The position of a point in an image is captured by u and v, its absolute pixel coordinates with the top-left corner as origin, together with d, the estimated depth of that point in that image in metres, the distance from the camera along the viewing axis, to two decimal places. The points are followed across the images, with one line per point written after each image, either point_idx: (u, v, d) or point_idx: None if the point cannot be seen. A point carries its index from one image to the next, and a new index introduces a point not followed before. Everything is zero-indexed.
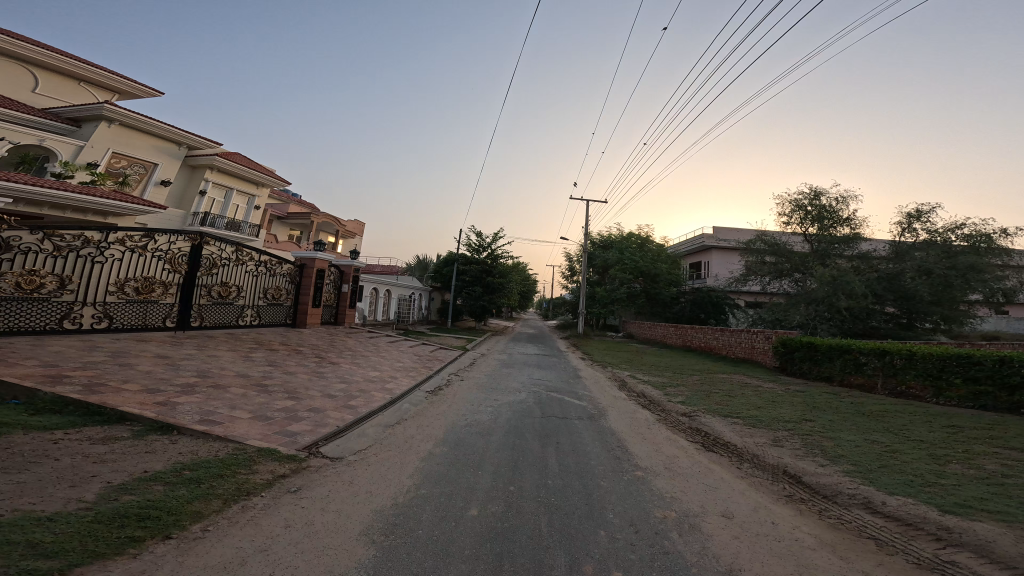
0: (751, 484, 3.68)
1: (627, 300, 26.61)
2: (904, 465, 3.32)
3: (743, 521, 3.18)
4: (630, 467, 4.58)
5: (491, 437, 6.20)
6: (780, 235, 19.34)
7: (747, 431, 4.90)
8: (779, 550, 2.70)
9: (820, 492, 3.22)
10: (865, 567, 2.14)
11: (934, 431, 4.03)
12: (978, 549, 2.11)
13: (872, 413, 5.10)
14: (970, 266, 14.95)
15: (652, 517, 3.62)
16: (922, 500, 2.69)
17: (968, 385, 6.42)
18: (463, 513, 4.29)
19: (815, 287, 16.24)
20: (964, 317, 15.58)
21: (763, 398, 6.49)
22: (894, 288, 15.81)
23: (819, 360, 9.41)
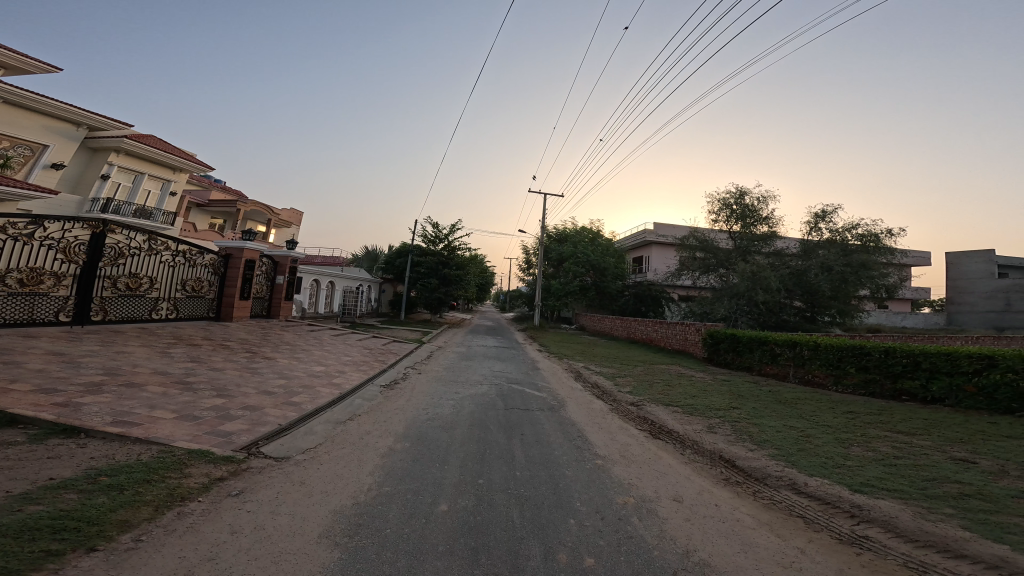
0: (694, 469, 4.23)
1: (579, 294, 27.81)
2: (818, 448, 4.02)
3: (692, 504, 3.68)
4: (590, 455, 4.99)
5: (455, 430, 6.34)
6: (708, 232, 20.94)
7: (685, 419, 5.54)
8: (725, 529, 3.19)
9: (752, 475, 3.83)
10: (801, 544, 2.70)
11: (838, 418, 4.86)
12: (885, 524, 2.69)
13: (787, 401, 5.98)
14: (861, 264, 17.71)
15: (615, 503, 4.02)
16: (836, 480, 3.33)
17: (860, 373, 7.57)
18: (432, 508, 4.35)
19: (737, 282, 18.04)
20: (853, 310, 18.28)
21: (698, 387, 7.29)
22: (802, 283, 18.20)
23: (741, 351, 10.67)
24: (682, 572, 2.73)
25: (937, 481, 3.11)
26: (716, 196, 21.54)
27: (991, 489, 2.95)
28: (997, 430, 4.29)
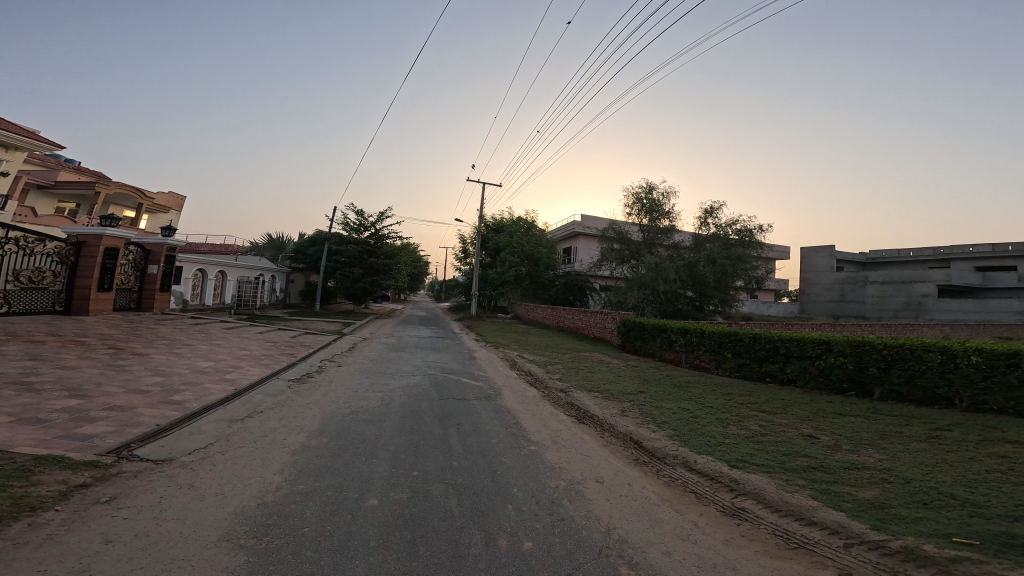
0: (610, 451, 4.84)
1: (513, 284, 28.01)
2: (704, 428, 4.83)
3: (611, 484, 4.16)
4: (526, 443, 5.33)
5: (383, 423, 6.21)
6: (623, 224, 22.70)
7: (604, 403, 6.20)
8: (637, 506, 3.71)
9: (655, 454, 4.52)
10: (694, 516, 3.41)
11: (719, 399, 5.85)
12: (755, 497, 3.46)
13: (681, 384, 6.96)
14: (739, 257, 20.59)
15: (547, 487, 4.24)
16: (718, 457, 4.14)
17: (734, 358, 9.01)
18: (359, 504, 3.98)
19: (644, 273, 19.92)
20: (731, 298, 21.08)
21: (612, 371, 8.14)
22: (693, 274, 20.69)
23: (647, 337, 12.05)
24: (606, 549, 3.13)
25: (793, 456, 3.99)
26: (630, 190, 23.22)
27: (830, 461, 3.85)
28: (832, 408, 5.48)
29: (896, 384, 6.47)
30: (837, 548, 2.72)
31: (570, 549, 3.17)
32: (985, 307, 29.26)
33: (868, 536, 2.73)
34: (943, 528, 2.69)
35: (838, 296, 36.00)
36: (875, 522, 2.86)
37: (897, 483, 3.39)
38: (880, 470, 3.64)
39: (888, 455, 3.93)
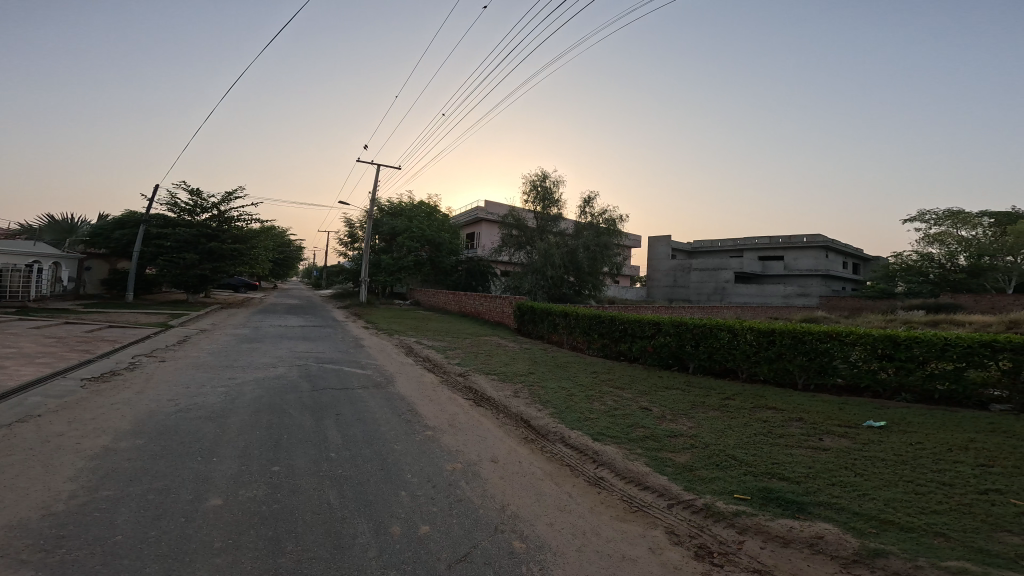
0: (505, 432, 5.27)
1: (414, 270, 27.90)
2: (578, 405, 5.62)
3: (505, 463, 4.53)
4: (421, 428, 5.40)
5: (227, 420, 5.49)
6: (520, 211, 24.25)
7: (499, 386, 6.80)
8: (526, 481, 4.14)
9: (541, 432, 5.08)
10: (568, 486, 3.98)
11: (588, 377, 6.86)
12: (613, 465, 4.18)
13: (560, 364, 7.98)
14: (607, 244, 22.85)
15: (444, 470, 4.39)
16: (585, 431, 4.86)
17: (599, 339, 10.41)
18: (197, 505, 3.56)
19: (536, 259, 22.43)
20: (602, 284, 23.21)
21: (503, 358, 9.00)
22: (573, 260, 22.49)
23: (537, 321, 13.23)
24: (501, 526, 3.46)
25: (635, 427, 4.91)
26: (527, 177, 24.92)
27: (658, 430, 4.84)
28: (661, 382, 6.83)
29: (703, 359, 8.33)
30: (664, 508, 3.52)
31: (469, 528, 3.40)
32: (762, 290, 38.85)
33: (682, 496, 3.59)
34: (729, 487, 3.69)
35: (671, 281, 43.56)
36: (689, 484, 3.77)
37: (700, 447, 4.50)
38: (690, 436, 4.74)
39: (696, 423, 5.11)
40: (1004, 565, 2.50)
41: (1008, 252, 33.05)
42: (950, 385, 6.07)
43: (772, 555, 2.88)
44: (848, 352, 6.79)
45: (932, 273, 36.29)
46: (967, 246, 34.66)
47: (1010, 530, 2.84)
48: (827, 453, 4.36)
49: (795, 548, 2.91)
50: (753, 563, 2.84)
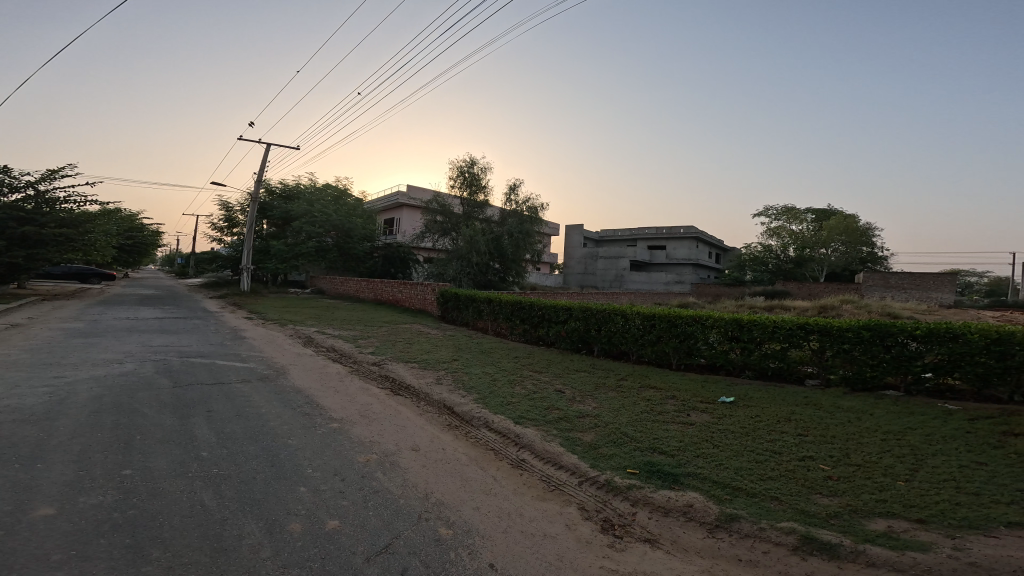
0: (427, 419, 5.63)
1: (315, 257, 26.20)
2: (500, 390, 6.32)
3: (426, 450, 4.73)
4: (323, 422, 5.33)
5: (58, 421, 4.71)
6: (446, 196, 24.32)
7: (420, 374, 7.42)
8: (449, 467, 4.39)
9: (465, 418, 5.55)
10: (493, 470, 4.33)
11: (512, 361, 7.99)
12: (532, 447, 4.66)
13: (485, 350, 9.38)
14: (529, 231, 23.60)
15: (357, 463, 4.38)
16: (507, 415, 5.40)
17: (521, 325, 11.28)
18: (20, 517, 3.11)
19: (461, 246, 22.88)
20: (524, 269, 24.17)
21: (422, 347, 9.81)
22: (497, 247, 23.19)
23: (462, 307, 14.07)
24: (424, 514, 3.58)
25: (551, 409, 5.51)
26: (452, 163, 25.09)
27: (570, 411, 5.47)
28: (573, 364, 7.58)
29: (604, 341, 9.40)
30: (575, 485, 4.01)
31: (390, 520, 3.46)
32: (650, 277, 43.74)
33: (589, 473, 4.11)
34: (623, 463, 4.31)
35: (583, 268, 46.86)
36: (593, 461, 4.32)
37: (603, 425, 5.15)
38: (594, 415, 5.40)
39: (600, 403, 5.79)
40: (818, 523, 3.32)
41: (820, 244, 41.66)
42: (778, 362, 7.61)
43: (658, 524, 3.45)
44: (707, 335, 8.20)
45: (769, 261, 44.18)
46: (795, 238, 42.70)
47: (821, 493, 3.79)
48: (693, 428, 5.33)
49: (674, 516, 3.53)
50: (645, 532, 3.36)
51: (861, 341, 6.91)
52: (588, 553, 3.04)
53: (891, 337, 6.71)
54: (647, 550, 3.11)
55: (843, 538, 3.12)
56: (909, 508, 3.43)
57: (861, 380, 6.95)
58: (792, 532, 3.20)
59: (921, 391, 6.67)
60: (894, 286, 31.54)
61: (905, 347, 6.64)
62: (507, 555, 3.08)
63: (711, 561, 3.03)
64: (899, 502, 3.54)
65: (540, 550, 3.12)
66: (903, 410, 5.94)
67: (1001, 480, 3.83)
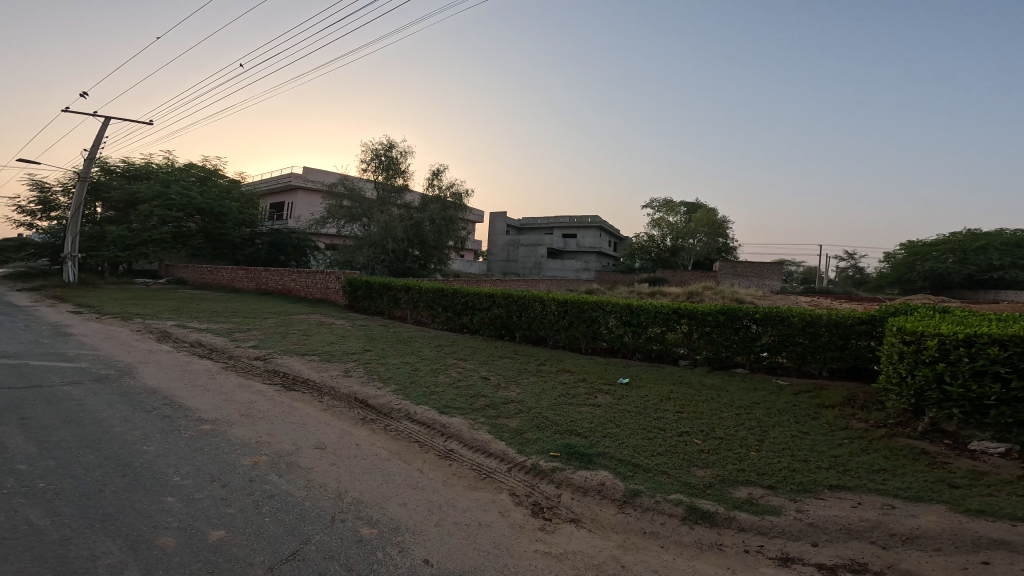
0: (333, 415, 5.84)
1: (172, 244, 23.22)
2: (422, 379, 6.98)
3: (334, 449, 4.81)
4: (191, 424, 5.17)
5: None
6: (358, 180, 23.50)
7: (324, 367, 7.72)
8: (365, 463, 4.51)
9: (382, 411, 5.87)
10: (418, 463, 4.57)
11: (433, 350, 8.94)
12: (459, 437, 5.01)
13: (404, 339, 10.21)
14: (452, 220, 23.31)
15: (243, 466, 4.29)
16: (431, 405, 5.85)
17: (444, 313, 11.93)
18: None
19: (374, 232, 21.75)
20: (446, 257, 23.93)
21: (326, 339, 9.97)
22: (418, 234, 22.51)
23: (375, 296, 14.60)
24: (339, 515, 3.55)
25: (477, 398, 6.06)
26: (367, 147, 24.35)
27: (496, 399, 6.00)
28: (498, 352, 8.56)
29: (525, 328, 10.09)
30: (505, 472, 4.35)
31: (297, 524, 3.37)
32: (564, 265, 46.00)
33: (518, 460, 4.48)
34: (546, 446, 4.73)
35: (506, 256, 48.28)
36: (520, 447, 4.71)
37: (526, 410, 5.64)
38: (519, 402, 5.92)
39: (523, 389, 6.39)
40: (698, 493, 4.05)
41: (689, 235, 48.10)
42: (660, 344, 8.74)
43: (580, 504, 3.88)
44: (607, 320, 9.13)
45: (652, 250, 49.65)
46: (671, 229, 48.79)
47: (698, 465, 4.60)
48: (601, 408, 5.97)
49: (591, 495, 3.99)
50: (569, 512, 3.74)
51: (718, 324, 8.26)
52: (523, 539, 3.32)
53: (739, 320, 8.11)
54: (574, 529, 3.50)
55: (717, 505, 3.86)
56: (761, 476, 4.37)
57: (718, 359, 8.28)
58: (681, 504, 3.85)
59: (761, 367, 8.12)
60: (740, 273, 37.97)
61: (748, 329, 8.05)
62: (441, 549, 3.18)
63: (625, 535, 3.50)
64: (754, 470, 4.47)
65: (477, 539, 3.30)
66: (750, 385, 7.37)
67: (818, 447, 5.04)
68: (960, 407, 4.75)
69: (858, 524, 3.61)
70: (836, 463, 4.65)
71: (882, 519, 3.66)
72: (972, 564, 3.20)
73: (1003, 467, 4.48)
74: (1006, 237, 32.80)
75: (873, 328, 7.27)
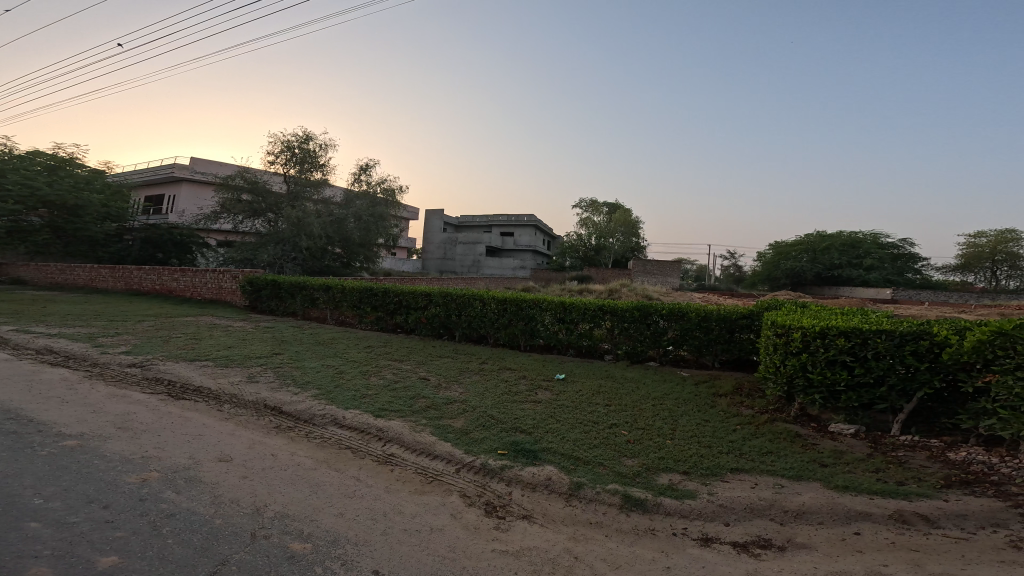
0: (238, 424, 5.39)
1: (6, 240, 19.79)
2: (347, 382, 6.68)
3: (243, 461, 4.45)
4: (54, 441, 4.48)
5: None
6: (261, 174, 21.17)
7: (222, 373, 7.02)
8: (286, 474, 4.25)
9: (301, 417, 5.54)
10: (353, 470, 4.42)
11: (361, 351, 8.62)
12: (399, 441, 4.93)
13: (325, 341, 9.64)
14: (382, 215, 22.25)
15: (128, 484, 3.81)
16: (363, 409, 5.65)
17: (372, 312, 11.54)
18: None
19: (283, 229, 20.08)
20: (374, 255, 23.00)
21: (221, 343, 9.06)
22: (340, 231, 21.26)
23: (283, 296, 13.65)
24: (261, 531, 3.32)
25: (418, 399, 6.00)
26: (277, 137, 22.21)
27: (438, 400, 6.00)
28: (438, 352, 8.52)
29: (466, 326, 10.11)
30: (454, 473, 4.39)
31: (211, 544, 3.10)
32: (503, 263, 46.69)
33: (465, 460, 4.55)
34: (493, 445, 4.85)
35: (443, 254, 48.34)
36: (468, 447, 4.78)
37: (471, 410, 5.72)
38: (462, 402, 5.98)
39: (467, 389, 6.46)
40: (631, 482, 4.43)
41: (611, 235, 51.47)
42: (589, 340, 9.28)
43: (529, 500, 4.05)
44: (545, 316, 9.48)
45: (581, 249, 52.09)
46: (595, 228, 51.47)
47: (627, 455, 5.02)
48: (542, 405, 6.23)
49: (540, 491, 4.19)
50: (520, 509, 3.90)
51: (633, 320, 9.02)
52: (479, 539, 3.41)
53: (651, 315, 8.92)
54: (526, 526, 3.66)
55: (647, 492, 4.28)
56: (678, 463, 4.90)
57: (636, 353, 9.03)
58: (617, 493, 4.20)
59: (668, 359, 9.00)
60: (651, 271, 41.26)
61: (658, 325, 8.90)
62: (392, 557, 3.13)
63: (574, 527, 3.74)
64: (673, 458, 5.01)
65: (430, 545, 3.30)
66: (661, 377, 8.18)
67: (718, 433, 5.78)
68: (820, 392, 5.74)
69: (759, 503, 4.24)
70: (735, 447, 5.38)
71: (775, 497, 4.33)
72: (848, 535, 3.93)
73: (854, 445, 5.46)
74: (844, 237, 39.85)
75: (752, 322, 8.29)
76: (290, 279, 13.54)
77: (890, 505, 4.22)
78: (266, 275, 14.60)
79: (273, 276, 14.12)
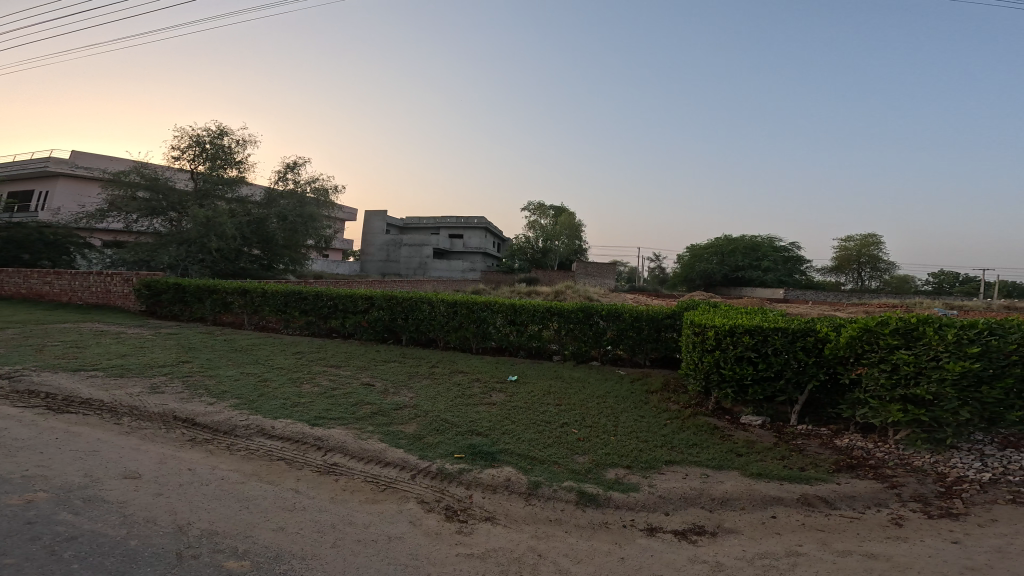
0: (144, 438, 4.87)
1: None
2: (274, 391, 6.27)
3: (155, 477, 4.04)
4: None
5: None
6: (164, 170, 19.57)
7: (119, 385, 6.25)
8: (211, 489, 3.92)
9: (220, 429, 5.12)
10: (291, 482, 4.19)
11: (287, 357, 8.13)
12: (342, 449, 4.74)
13: (242, 347, 8.96)
14: (311, 216, 21.10)
15: (9, 507, 3.33)
16: (297, 418, 5.35)
17: (301, 317, 10.92)
18: None
19: (189, 228, 18.24)
20: (301, 258, 21.81)
21: (113, 351, 8.08)
22: (259, 231, 20.23)
23: (189, 300, 12.43)
24: (188, 550, 3.05)
25: (362, 406, 5.81)
26: (187, 133, 20.60)
27: (385, 405, 5.85)
28: (382, 356, 8.25)
29: (413, 330, 9.91)
30: (408, 480, 4.31)
31: (129, 567, 2.80)
32: (451, 265, 45.40)
33: (420, 465, 4.48)
34: (449, 449, 4.82)
35: (385, 256, 46.98)
36: (422, 452, 4.72)
37: (423, 415, 5.63)
38: (413, 406, 5.88)
39: (417, 394, 6.36)
40: (583, 479, 4.62)
41: (556, 238, 53.13)
42: (537, 342, 9.49)
43: (490, 502, 4.09)
44: (495, 318, 9.56)
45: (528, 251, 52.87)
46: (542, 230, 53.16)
47: (576, 453, 5.21)
48: (497, 407, 6.29)
49: (501, 493, 4.24)
50: (482, 512, 3.92)
51: (577, 322, 9.37)
52: (442, 545, 3.39)
53: (591, 317, 9.31)
54: (490, 527, 3.71)
55: (596, 488, 4.49)
56: (620, 458, 5.18)
57: (581, 354, 9.40)
58: (573, 490, 4.37)
59: (608, 359, 9.42)
60: (591, 272, 43.15)
61: (598, 325, 9.30)
62: (347, 569, 3.03)
63: (534, 526, 3.83)
64: (616, 453, 5.29)
65: (390, 554, 3.23)
66: (605, 376, 8.58)
67: (650, 428, 6.18)
68: (731, 387, 6.33)
69: (691, 493, 4.61)
70: (666, 441, 5.79)
71: (704, 487, 4.74)
72: (767, 519, 4.38)
73: (762, 436, 6.08)
74: (747, 241, 43.93)
75: (676, 321, 8.93)
76: (196, 283, 12.40)
77: (797, 490, 4.77)
78: (164, 278, 13.13)
79: (178, 279, 12.78)
